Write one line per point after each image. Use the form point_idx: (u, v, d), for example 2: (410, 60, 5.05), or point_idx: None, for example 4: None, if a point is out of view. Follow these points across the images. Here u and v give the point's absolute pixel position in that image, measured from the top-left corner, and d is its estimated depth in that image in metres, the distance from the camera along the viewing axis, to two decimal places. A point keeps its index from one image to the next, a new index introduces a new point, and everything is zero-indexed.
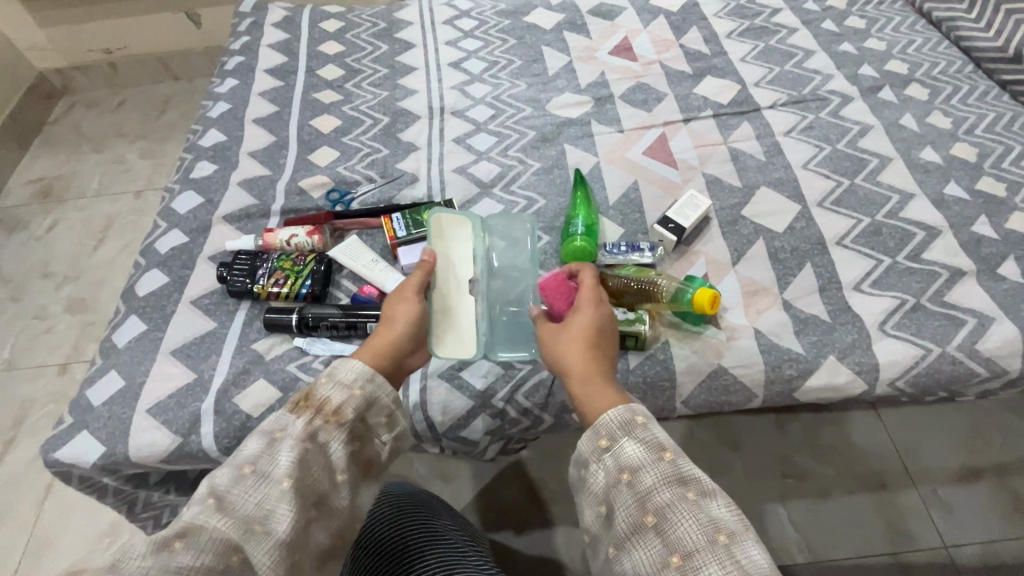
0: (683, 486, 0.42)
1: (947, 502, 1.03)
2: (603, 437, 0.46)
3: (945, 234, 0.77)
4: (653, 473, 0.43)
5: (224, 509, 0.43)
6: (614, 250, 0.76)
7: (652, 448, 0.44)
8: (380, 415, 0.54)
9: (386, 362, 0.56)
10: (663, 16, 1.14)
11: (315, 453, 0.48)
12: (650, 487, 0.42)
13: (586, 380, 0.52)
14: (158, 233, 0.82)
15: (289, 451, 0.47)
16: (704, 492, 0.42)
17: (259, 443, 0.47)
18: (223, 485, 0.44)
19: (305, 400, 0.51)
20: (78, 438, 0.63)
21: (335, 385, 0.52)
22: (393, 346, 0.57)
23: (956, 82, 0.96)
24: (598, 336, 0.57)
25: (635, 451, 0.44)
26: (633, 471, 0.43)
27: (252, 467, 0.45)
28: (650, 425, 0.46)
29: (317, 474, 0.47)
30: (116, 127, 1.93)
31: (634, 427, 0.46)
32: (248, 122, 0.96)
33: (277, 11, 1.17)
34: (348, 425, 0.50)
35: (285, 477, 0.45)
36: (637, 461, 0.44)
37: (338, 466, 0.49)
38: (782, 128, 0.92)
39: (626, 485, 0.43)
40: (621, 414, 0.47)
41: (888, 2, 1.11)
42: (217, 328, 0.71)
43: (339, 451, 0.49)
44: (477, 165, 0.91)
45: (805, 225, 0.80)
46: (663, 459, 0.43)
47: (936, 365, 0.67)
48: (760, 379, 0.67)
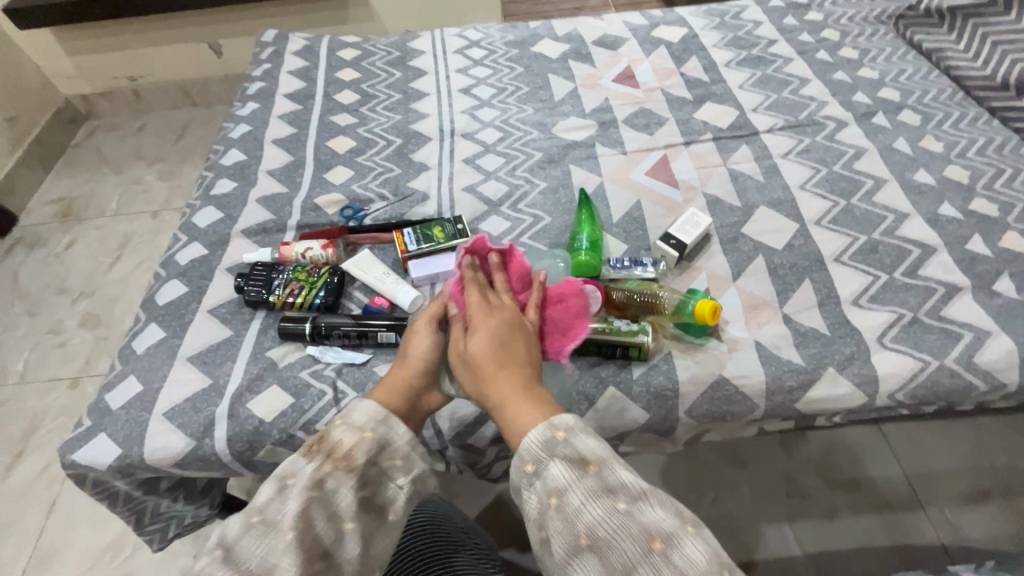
0: (614, 498, 0.44)
1: (955, 523, 1.02)
2: (525, 462, 0.47)
3: (940, 251, 0.80)
4: (580, 490, 0.44)
5: (231, 561, 0.46)
6: (618, 265, 0.79)
7: (575, 464, 0.46)
8: (394, 459, 0.56)
9: (399, 402, 0.60)
10: (664, 46, 1.19)
11: (322, 500, 0.50)
12: (579, 507, 0.44)
13: (505, 401, 0.53)
14: (179, 246, 0.85)
15: (296, 499, 0.49)
16: (632, 499, 0.44)
17: (272, 490, 0.51)
18: (233, 535, 0.48)
19: (318, 443, 0.54)
20: (96, 440, 0.65)
21: (349, 427, 0.55)
22: (405, 387, 0.61)
23: (946, 108, 1.00)
24: (507, 343, 0.57)
25: (557, 471, 0.46)
26: (561, 493, 0.45)
27: (261, 516, 0.49)
28: (570, 437, 0.48)
29: (322, 525, 0.49)
30: (136, 150, 2.00)
31: (554, 445, 0.47)
32: (268, 143, 1.01)
33: (297, 40, 1.23)
34: (357, 470, 0.53)
35: (288, 529, 0.48)
36: (563, 483, 0.45)
37: (345, 514, 0.51)
38: (779, 151, 0.96)
39: (556, 508, 0.45)
40: (543, 434, 0.48)
41: (879, 34, 1.16)
42: (234, 336, 0.73)
43: (346, 498, 0.51)
44: (486, 184, 0.95)
45: (803, 243, 0.83)
46: (588, 473, 0.45)
47: (934, 378, 0.68)
48: (761, 390, 0.68)
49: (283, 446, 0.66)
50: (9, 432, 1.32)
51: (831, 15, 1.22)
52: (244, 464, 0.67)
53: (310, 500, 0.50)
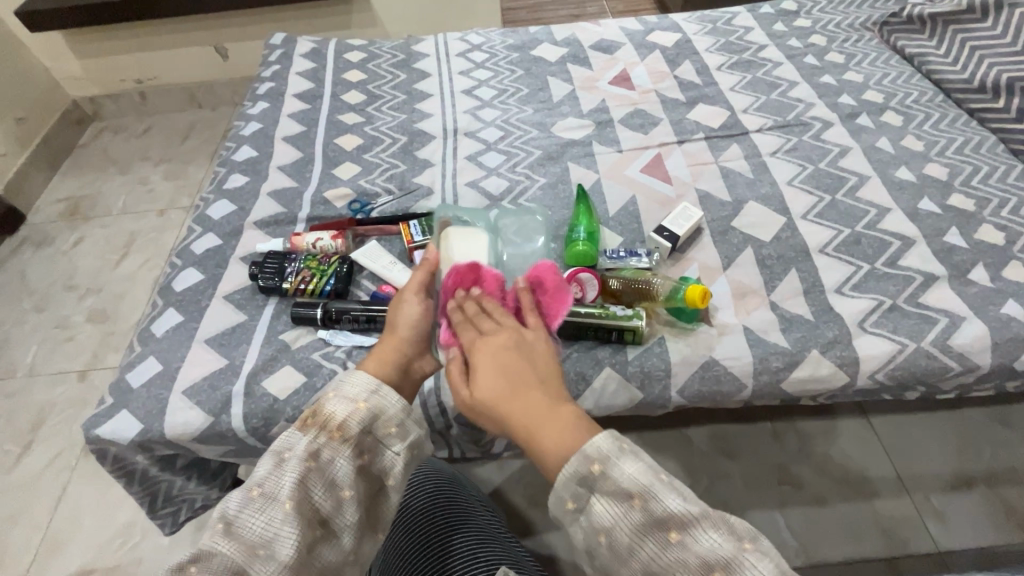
0: (666, 530, 0.46)
1: (940, 509, 1.06)
2: (566, 502, 0.49)
3: (918, 243, 0.84)
4: (628, 526, 0.46)
5: (231, 533, 0.51)
6: (614, 256, 0.83)
7: (620, 500, 0.47)
8: (388, 427, 0.58)
9: (390, 371, 0.62)
10: (658, 50, 1.24)
11: (318, 470, 0.55)
12: (631, 545, 0.46)
13: (528, 431, 0.51)
14: (194, 236, 0.89)
15: (293, 472, 0.54)
16: (684, 528, 0.45)
17: (270, 466, 0.55)
18: (234, 509, 0.53)
19: (312, 417, 0.57)
20: (119, 416, 0.68)
21: (342, 399, 0.58)
22: (395, 354, 0.63)
23: (928, 110, 1.04)
24: (508, 368, 0.55)
25: (601, 509, 0.47)
26: (608, 531, 0.47)
27: (260, 490, 0.53)
28: (609, 470, 0.48)
29: (320, 495, 0.54)
30: (142, 151, 2.03)
31: (592, 481, 0.48)
32: (278, 140, 1.05)
33: (305, 43, 1.27)
34: (352, 440, 0.56)
35: (287, 499, 0.52)
36: (609, 520, 0.47)
37: (343, 483, 0.55)
38: (768, 149, 1.00)
39: (607, 545, 0.47)
40: (578, 468, 0.48)
41: (864, 40, 1.21)
42: (248, 320, 0.77)
43: (342, 468, 0.56)
44: (488, 180, 0.99)
45: (790, 235, 0.87)
46: (634, 508, 0.46)
47: (912, 360, 0.72)
48: (750, 370, 0.72)
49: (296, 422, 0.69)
50: (19, 423, 1.34)
51: (818, 21, 1.27)
52: (258, 441, 0.70)
53: (307, 471, 0.54)
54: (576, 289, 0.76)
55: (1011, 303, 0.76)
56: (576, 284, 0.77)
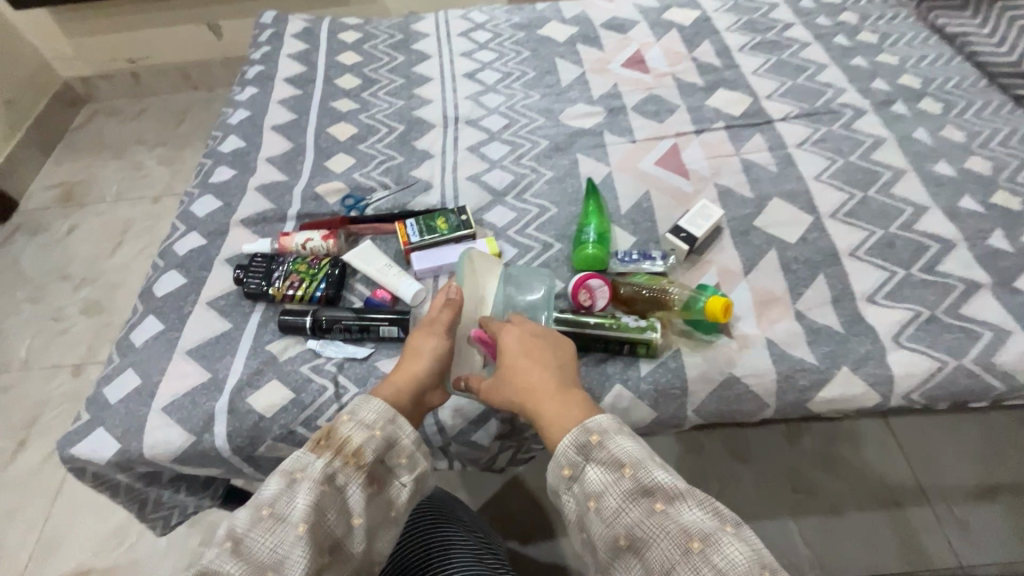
0: (651, 499, 0.47)
1: (962, 519, 1.01)
2: (563, 468, 0.51)
3: (959, 246, 0.77)
4: (617, 493, 0.48)
5: (240, 553, 0.46)
6: (626, 258, 0.77)
7: (610, 468, 0.49)
8: (399, 457, 0.56)
9: (405, 401, 0.60)
10: (675, 29, 1.15)
11: (332, 495, 0.51)
12: (618, 509, 0.47)
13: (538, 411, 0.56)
14: (177, 235, 0.84)
15: (306, 493, 0.50)
16: (670, 499, 0.47)
17: (280, 484, 0.51)
18: (243, 527, 0.48)
19: (327, 439, 0.54)
20: (95, 434, 0.64)
21: (357, 424, 0.55)
22: (415, 385, 0.61)
23: (969, 96, 0.96)
24: (534, 350, 0.59)
25: (595, 475, 0.49)
26: (599, 496, 0.49)
27: (271, 509, 0.49)
28: (604, 441, 0.50)
29: (333, 519, 0.50)
30: (136, 134, 1.97)
31: (590, 450, 0.51)
32: (267, 129, 0.98)
33: (297, 22, 1.19)
34: (366, 467, 0.53)
35: (300, 521, 0.48)
36: (599, 486, 0.49)
37: (355, 510, 0.52)
38: (794, 140, 0.93)
39: (595, 510, 0.49)
40: (576, 440, 0.51)
41: (900, 17, 1.12)
42: (233, 329, 0.72)
43: (355, 494, 0.52)
44: (490, 173, 0.92)
45: (817, 237, 0.80)
46: (624, 476, 0.48)
47: (952, 378, 0.66)
48: (773, 389, 0.66)
49: (284, 442, 0.65)
50: (14, 417, 1.32)
51: None
52: (244, 459, 0.66)
53: (321, 495, 0.50)
54: (584, 297, 0.71)
55: None
56: (585, 291, 0.71)
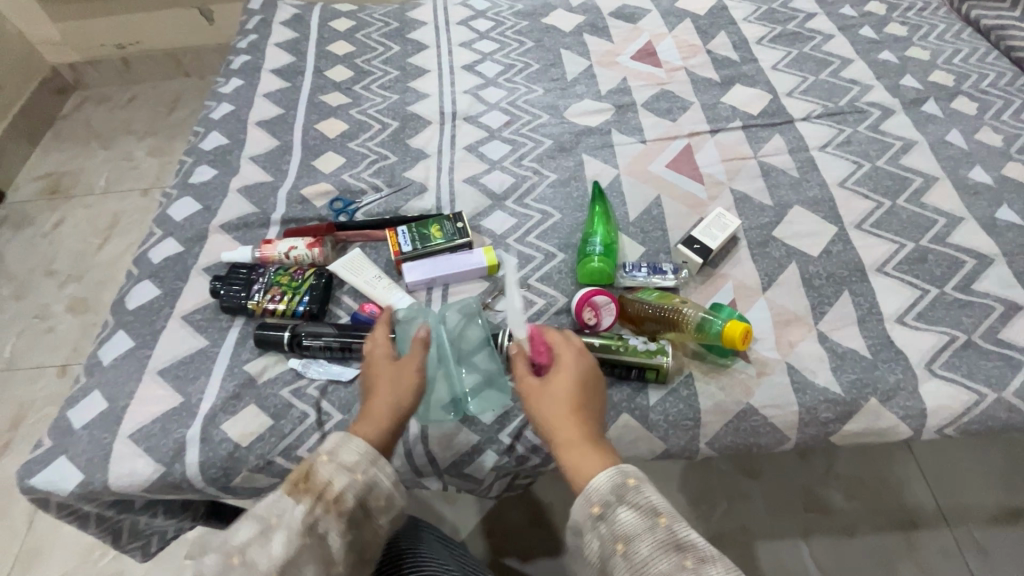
0: (682, 555, 0.41)
1: (983, 544, 0.97)
2: (592, 504, 0.45)
3: (997, 263, 0.71)
4: (648, 542, 0.42)
5: None
6: (635, 272, 0.71)
7: (644, 513, 0.43)
8: (379, 500, 0.50)
9: (384, 433, 0.54)
10: (689, 19, 1.08)
11: (311, 544, 0.46)
12: (646, 559, 0.41)
13: (568, 443, 0.51)
14: (153, 240, 0.78)
15: (283, 543, 0.45)
16: (701, 559, 0.41)
17: (254, 530, 0.45)
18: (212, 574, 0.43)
19: (305, 480, 0.48)
20: (56, 463, 0.59)
21: (337, 467, 0.49)
22: (391, 416, 0.55)
23: (1006, 95, 0.89)
24: (587, 385, 0.55)
25: (627, 517, 0.43)
26: (628, 540, 0.42)
27: (241, 557, 0.44)
28: (642, 486, 0.45)
29: (311, 569, 0.46)
30: (126, 123, 1.91)
31: (625, 490, 0.45)
32: (252, 125, 0.92)
33: (287, 8, 1.12)
34: (347, 513, 0.48)
35: (274, 572, 0.44)
36: (630, 530, 0.43)
37: (334, 558, 0.47)
38: (817, 142, 0.86)
39: (622, 557, 0.42)
40: (611, 479, 0.46)
41: (930, 8, 1.04)
42: (209, 347, 0.67)
43: (336, 543, 0.47)
44: (490, 175, 0.86)
45: (842, 249, 0.74)
46: (658, 525, 0.43)
47: (990, 413, 0.60)
48: (794, 421, 0.61)
49: (261, 474, 0.60)
50: None
51: None
52: (219, 490, 0.61)
53: (300, 545, 0.45)
54: (589, 315, 0.66)
55: None
56: (589, 309, 0.66)
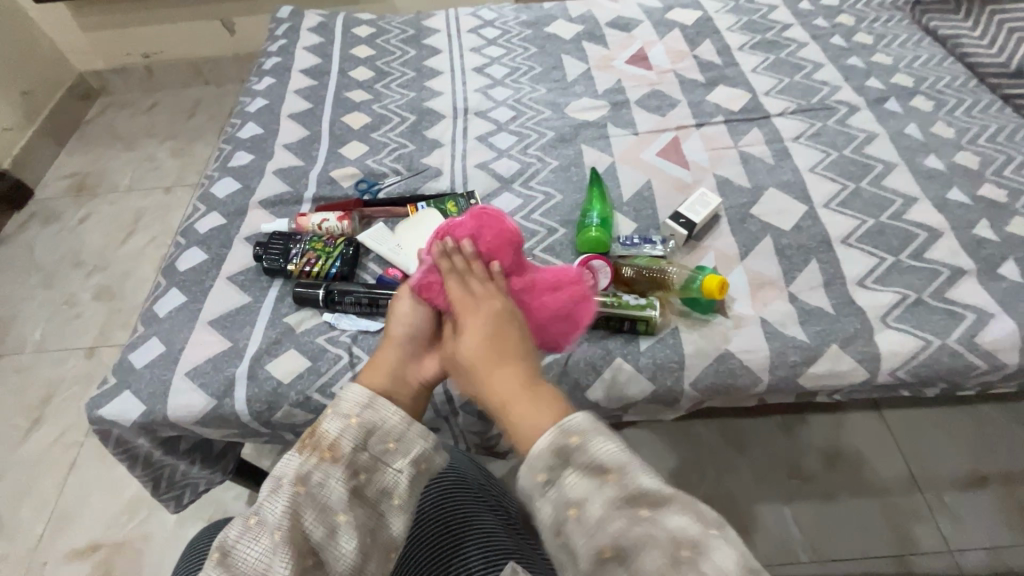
0: (637, 506, 0.42)
1: (951, 506, 1.04)
2: (535, 473, 0.45)
3: (946, 235, 0.81)
4: (600, 501, 0.43)
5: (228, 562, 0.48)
6: (627, 243, 0.81)
7: (592, 473, 0.44)
8: (384, 444, 0.55)
9: (384, 380, 0.60)
10: (678, 28, 1.19)
11: (311, 493, 0.51)
12: (599, 519, 0.42)
13: (510, 403, 0.51)
14: (198, 215, 0.87)
15: (285, 497, 0.51)
16: (655, 506, 0.42)
17: (269, 489, 0.52)
18: (234, 537, 0.50)
19: (308, 437, 0.54)
20: (121, 397, 0.67)
21: (334, 417, 0.55)
22: (388, 365, 0.62)
23: (959, 95, 1.00)
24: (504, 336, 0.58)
25: (574, 479, 0.44)
26: (580, 504, 0.43)
27: (256, 517, 0.51)
28: (583, 441, 0.45)
29: (312, 518, 0.50)
30: (149, 126, 2.01)
31: (568, 452, 0.45)
32: (284, 117, 1.02)
33: (313, 17, 1.23)
34: (343, 460, 0.53)
35: (276, 528, 0.49)
36: (581, 493, 0.43)
37: (336, 505, 0.51)
38: (791, 134, 0.97)
39: (576, 520, 0.43)
40: (550, 437, 0.46)
41: (894, 20, 1.16)
42: (252, 303, 0.76)
43: (335, 490, 0.52)
44: (498, 161, 0.96)
45: (811, 225, 0.84)
46: (607, 482, 0.43)
47: (936, 357, 0.69)
48: (766, 364, 0.70)
49: (300, 408, 0.68)
50: (27, 399, 1.35)
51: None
52: (262, 424, 0.69)
53: (297, 496, 0.51)
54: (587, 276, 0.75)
55: None
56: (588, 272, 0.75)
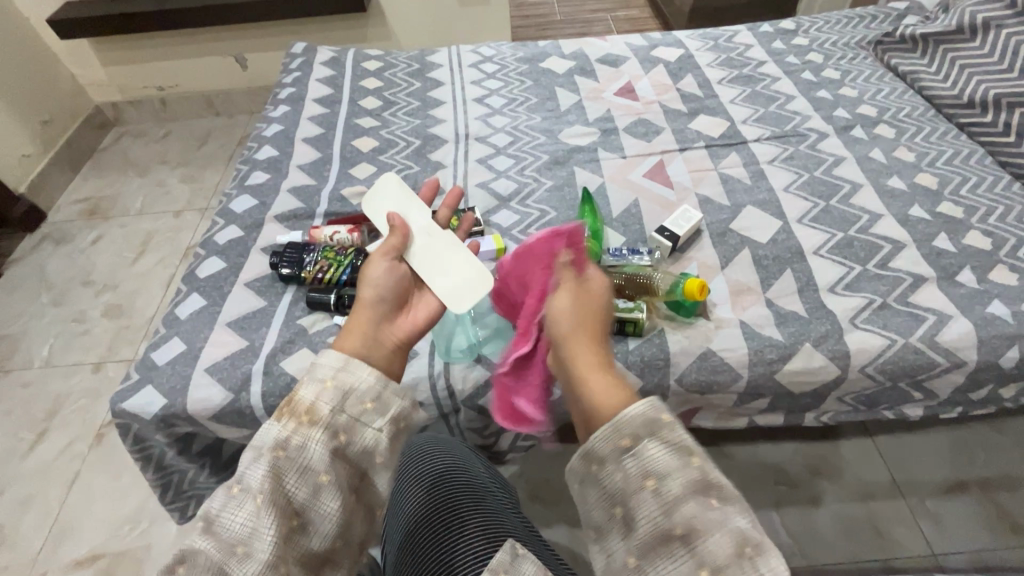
0: (709, 494, 0.41)
1: (935, 511, 1.08)
2: (622, 437, 0.44)
3: (908, 247, 0.88)
4: (680, 480, 0.42)
5: (212, 531, 0.45)
6: (617, 254, 0.87)
7: (678, 453, 0.43)
8: (365, 403, 0.51)
9: (361, 341, 0.56)
10: (662, 64, 1.30)
11: (290, 459, 0.48)
12: (677, 497, 0.41)
13: (598, 383, 0.50)
14: (217, 228, 0.94)
15: (264, 465, 0.47)
16: (726, 498, 0.41)
17: (249, 458, 0.48)
18: (218, 507, 0.46)
19: (287, 404, 0.50)
20: (144, 391, 0.72)
21: (312, 380, 0.51)
22: (364, 327, 0.58)
23: (919, 123, 1.09)
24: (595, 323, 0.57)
25: (660, 455, 0.43)
26: (660, 477, 0.42)
27: (239, 486, 0.47)
28: (676, 424, 0.44)
29: (295, 483, 0.47)
30: (161, 154, 2.10)
31: (656, 428, 0.44)
32: (299, 141, 1.10)
33: (325, 52, 1.34)
34: (323, 423, 0.49)
35: (258, 493, 0.45)
36: (664, 467, 0.42)
37: (319, 468, 0.48)
38: (766, 158, 1.05)
39: (653, 493, 0.42)
40: (643, 413, 0.45)
41: (859, 57, 1.27)
42: (268, 306, 0.81)
43: (316, 452, 0.48)
44: (497, 181, 1.04)
45: (786, 238, 0.91)
46: (691, 465, 0.42)
47: (900, 355, 0.75)
48: (745, 361, 0.76)
49: None
50: (33, 412, 1.37)
51: (815, 40, 1.33)
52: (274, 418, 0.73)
53: (277, 462, 0.47)
54: None
55: (997, 303, 0.79)
56: None
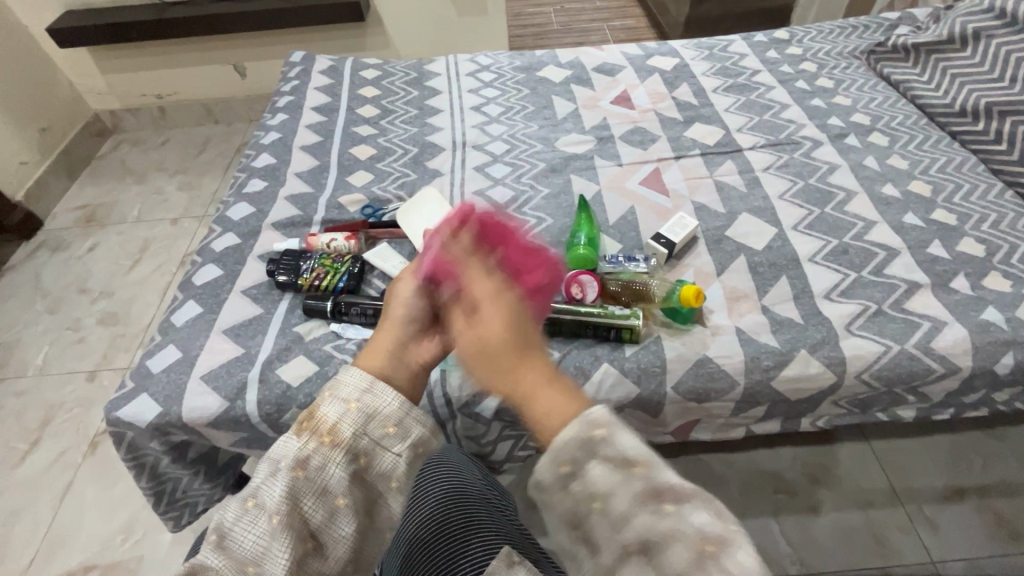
0: (661, 500, 0.36)
1: (932, 518, 1.08)
2: (561, 463, 0.37)
3: (903, 254, 0.88)
4: (627, 494, 0.36)
5: (224, 547, 0.46)
6: (613, 260, 0.87)
7: (619, 466, 0.37)
8: (387, 426, 0.50)
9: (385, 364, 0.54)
10: (657, 73, 1.31)
11: (308, 480, 0.47)
12: (626, 515, 0.36)
13: (530, 395, 0.41)
14: (214, 236, 0.94)
15: (281, 483, 0.47)
16: (682, 499, 0.36)
17: (266, 472, 0.48)
18: (231, 520, 0.47)
19: (308, 420, 0.49)
20: (139, 399, 0.72)
21: (334, 399, 0.50)
22: (389, 350, 0.55)
23: (912, 131, 1.10)
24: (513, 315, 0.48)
25: (601, 473, 0.37)
26: (604, 497, 0.37)
27: (254, 501, 0.47)
28: (612, 433, 0.37)
29: (311, 504, 0.47)
30: (159, 162, 2.10)
31: (592, 446, 0.37)
32: (296, 149, 1.10)
33: (323, 61, 1.34)
34: (344, 444, 0.48)
35: (273, 513, 0.45)
36: (608, 484, 0.37)
37: (337, 490, 0.47)
38: (761, 165, 1.06)
39: (601, 514, 0.37)
40: (577, 430, 0.38)
41: (852, 66, 1.28)
42: (264, 313, 0.81)
43: (336, 474, 0.48)
44: (494, 189, 1.04)
45: (781, 245, 0.91)
46: (634, 475, 0.36)
47: (896, 361, 0.76)
48: (741, 368, 0.76)
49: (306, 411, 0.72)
50: (28, 421, 1.37)
51: (809, 49, 1.34)
52: (270, 426, 0.73)
53: (295, 481, 0.47)
54: (576, 290, 0.80)
55: (991, 309, 0.79)
56: (577, 285, 0.80)
